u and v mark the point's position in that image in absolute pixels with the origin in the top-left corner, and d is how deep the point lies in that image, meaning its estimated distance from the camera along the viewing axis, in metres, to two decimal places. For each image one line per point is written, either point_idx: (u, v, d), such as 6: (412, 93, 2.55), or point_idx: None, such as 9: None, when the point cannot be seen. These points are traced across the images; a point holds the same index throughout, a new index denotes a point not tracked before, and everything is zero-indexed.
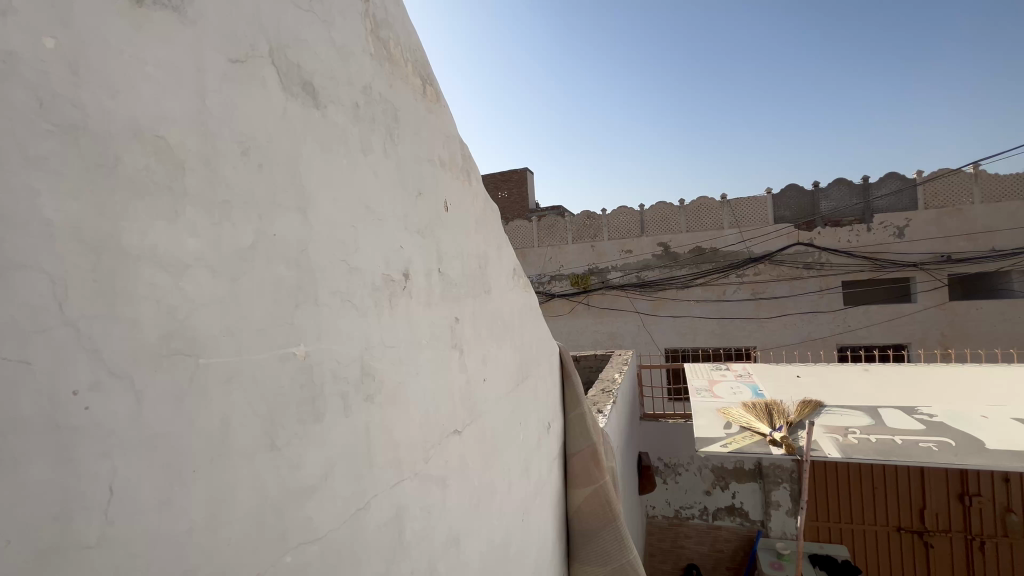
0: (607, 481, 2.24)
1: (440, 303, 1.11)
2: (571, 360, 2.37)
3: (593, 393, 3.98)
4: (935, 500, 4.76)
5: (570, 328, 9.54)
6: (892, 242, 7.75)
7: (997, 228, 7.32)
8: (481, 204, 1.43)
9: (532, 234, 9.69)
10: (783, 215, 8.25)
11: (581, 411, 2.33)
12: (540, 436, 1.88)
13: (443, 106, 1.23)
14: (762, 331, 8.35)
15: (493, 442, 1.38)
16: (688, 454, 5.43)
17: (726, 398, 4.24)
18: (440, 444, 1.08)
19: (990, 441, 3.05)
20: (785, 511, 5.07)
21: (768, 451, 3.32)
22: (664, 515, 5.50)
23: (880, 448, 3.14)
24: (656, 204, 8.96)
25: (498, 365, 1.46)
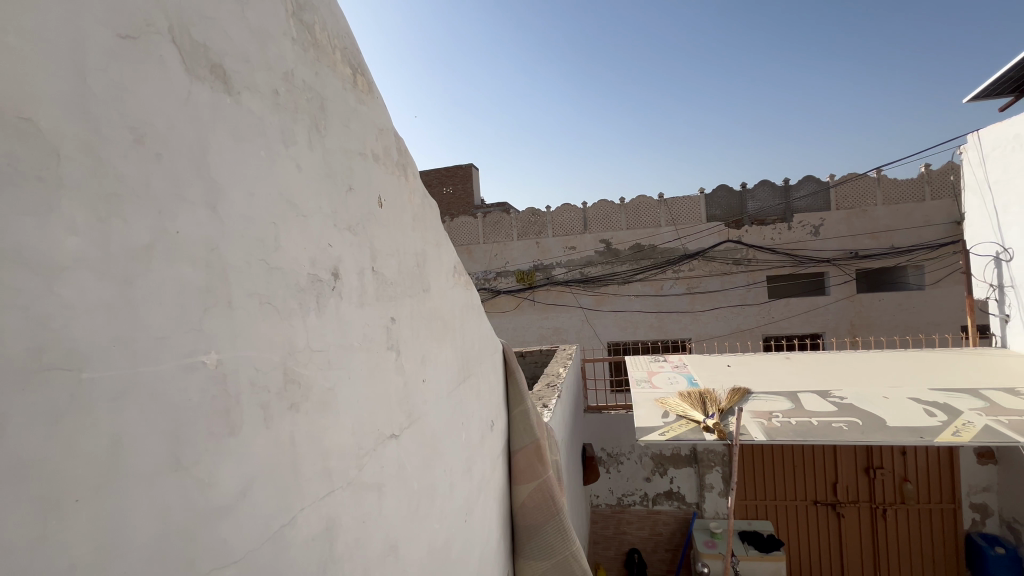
0: (550, 475, 2.27)
1: (374, 303, 1.06)
2: (514, 357, 2.37)
3: (538, 387, 4.03)
4: (845, 474, 5.23)
5: (515, 324, 9.58)
6: (809, 239, 8.42)
7: (896, 227, 8.14)
8: (419, 201, 1.40)
9: (477, 230, 9.63)
10: (715, 214, 8.74)
11: (525, 407, 2.34)
12: (483, 434, 1.86)
13: (377, 97, 1.18)
14: (696, 323, 8.82)
15: (433, 444, 1.35)
16: (629, 443, 5.63)
17: (664, 389, 4.44)
18: (376, 450, 1.03)
19: (891, 419, 3.37)
20: (717, 492, 5.39)
21: (701, 437, 3.50)
22: (608, 503, 5.67)
23: (799, 430, 3.40)
24: (598, 202, 9.19)
25: (438, 365, 1.42)
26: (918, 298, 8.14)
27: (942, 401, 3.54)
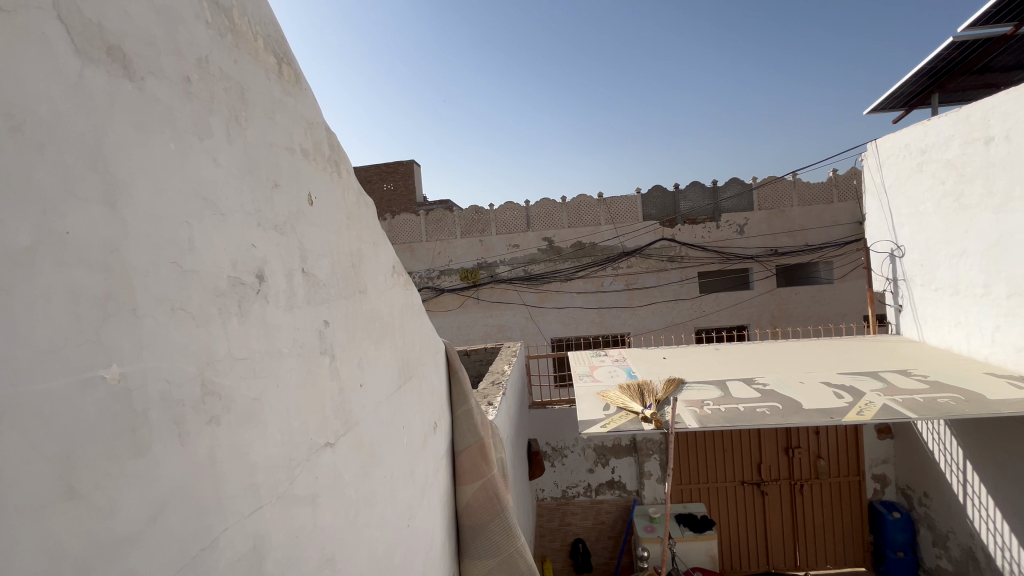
0: (495, 473, 2.27)
1: (304, 306, 1.01)
2: (457, 356, 2.36)
3: (483, 385, 4.02)
4: (768, 455, 5.65)
5: (460, 323, 9.51)
6: (734, 237, 9.01)
7: (809, 227, 8.89)
8: (353, 198, 1.34)
9: (419, 228, 9.44)
10: (650, 213, 9.13)
11: (468, 407, 2.32)
12: (426, 436, 1.83)
13: (305, 87, 1.12)
14: (635, 318, 9.18)
15: (373, 449, 1.31)
16: (573, 436, 5.76)
17: (605, 382, 4.59)
18: (309, 461, 0.98)
19: (806, 402, 3.68)
20: (655, 479, 5.65)
21: (640, 427, 3.65)
22: (552, 496, 5.78)
23: (727, 416, 3.62)
24: (540, 200, 9.30)
25: (376, 369, 1.38)
26: (828, 292, 8.94)
27: (848, 384, 3.92)
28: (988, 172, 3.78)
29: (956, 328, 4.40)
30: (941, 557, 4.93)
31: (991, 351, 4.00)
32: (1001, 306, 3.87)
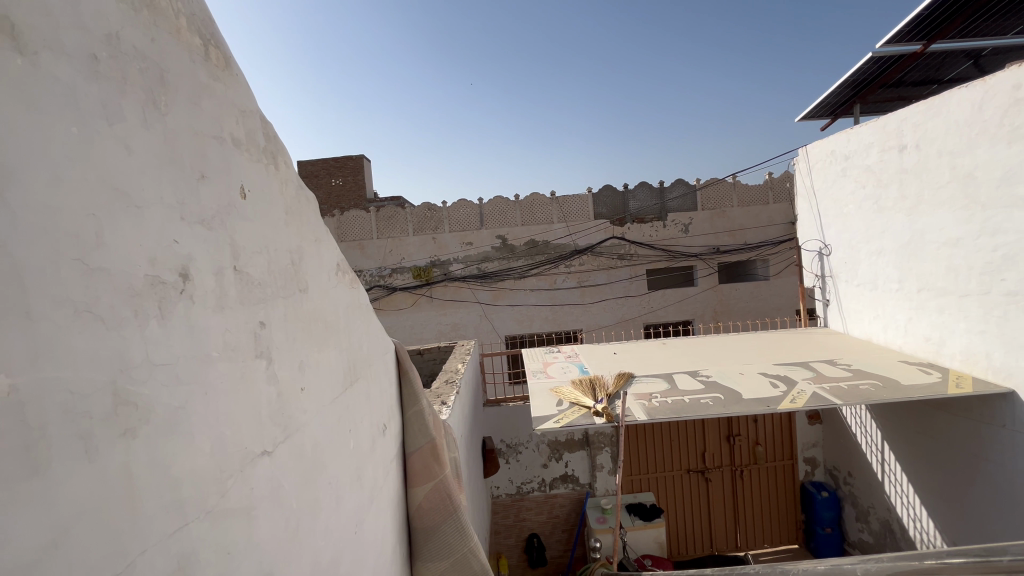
0: (448, 473, 2.24)
1: (237, 307, 0.94)
2: (408, 356, 2.31)
3: (436, 384, 3.96)
4: (712, 443, 5.93)
5: (412, 322, 9.34)
6: (680, 236, 9.37)
7: (748, 226, 9.41)
8: (292, 192, 1.28)
9: (369, 225, 9.16)
10: (601, 212, 9.33)
11: (420, 407, 2.28)
12: (374, 439, 1.78)
13: (236, 72, 1.05)
14: (587, 315, 9.37)
15: (316, 456, 1.25)
16: (527, 433, 5.80)
17: (558, 378, 4.65)
18: (243, 472, 0.92)
19: (745, 392, 3.88)
20: (607, 471, 5.80)
21: (592, 422, 3.72)
22: (507, 492, 5.80)
23: (674, 407, 3.76)
24: (494, 198, 9.28)
25: (319, 371, 1.32)
26: (765, 287, 9.49)
27: (782, 374, 4.17)
28: (903, 178, 4.13)
29: (875, 321, 4.79)
30: (863, 531, 5.35)
31: (904, 340, 4.38)
32: (913, 300, 4.25)
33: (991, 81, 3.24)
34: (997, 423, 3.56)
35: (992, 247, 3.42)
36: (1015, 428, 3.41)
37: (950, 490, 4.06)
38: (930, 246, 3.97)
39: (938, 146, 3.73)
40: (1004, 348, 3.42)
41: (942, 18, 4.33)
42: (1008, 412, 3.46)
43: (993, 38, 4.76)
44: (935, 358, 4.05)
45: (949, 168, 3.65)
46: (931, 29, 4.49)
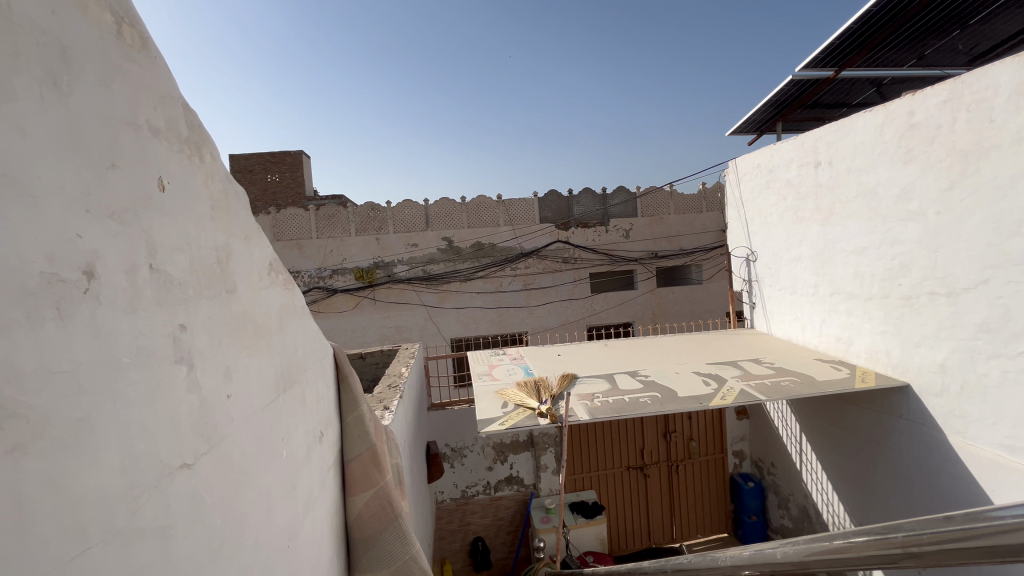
0: (389, 479, 2.18)
1: (154, 308, 0.87)
2: (347, 360, 2.23)
3: (379, 389, 3.85)
4: (650, 440, 6.17)
5: (353, 325, 9.01)
6: (621, 241, 9.71)
7: (683, 233, 9.92)
8: (220, 187, 1.20)
9: (308, 224, 8.76)
10: (546, 216, 9.49)
11: (360, 413, 2.21)
12: (310, 448, 1.70)
13: (154, 54, 0.97)
14: (532, 317, 9.48)
15: (245, 467, 1.18)
16: (472, 436, 5.76)
17: (503, 380, 4.66)
18: (159, 486, 0.85)
19: (680, 390, 4.08)
20: (551, 471, 5.87)
21: (536, 423, 3.76)
22: (452, 497, 5.73)
23: (614, 406, 3.87)
24: (439, 199, 9.17)
25: (248, 376, 1.24)
26: (699, 291, 10.03)
27: (714, 372, 4.43)
28: (818, 191, 4.51)
29: (794, 322, 5.20)
30: (784, 517, 5.75)
31: (819, 340, 4.78)
32: (826, 303, 4.64)
33: (890, 106, 3.62)
34: (895, 413, 3.96)
35: (891, 256, 3.81)
36: (910, 418, 3.82)
37: (857, 475, 4.47)
38: (840, 253, 4.36)
39: (847, 164, 4.11)
40: (901, 346, 3.82)
41: (850, 47, 4.79)
42: (904, 404, 3.86)
43: (892, 68, 5.32)
44: (845, 356, 4.45)
45: (857, 183, 4.04)
46: (841, 57, 4.95)
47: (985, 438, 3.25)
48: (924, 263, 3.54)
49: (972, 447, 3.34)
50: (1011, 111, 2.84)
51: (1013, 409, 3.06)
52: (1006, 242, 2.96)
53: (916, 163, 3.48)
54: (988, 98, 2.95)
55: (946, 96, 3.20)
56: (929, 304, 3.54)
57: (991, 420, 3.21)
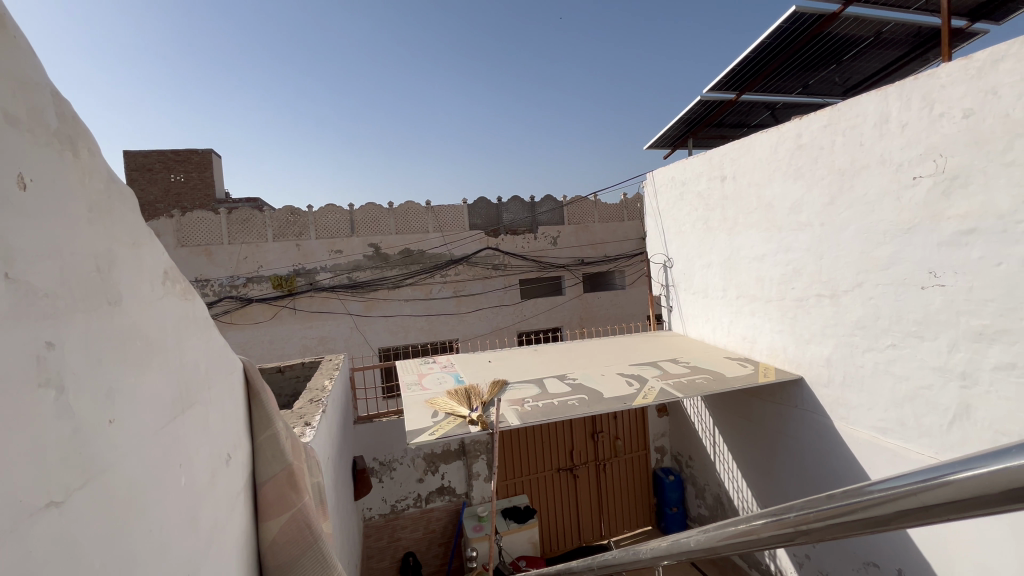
0: (308, 499, 2.04)
1: (11, 325, 0.76)
2: (259, 374, 2.09)
3: (299, 404, 3.62)
4: (578, 441, 6.35)
5: (271, 337, 8.42)
6: (549, 248, 9.96)
7: (607, 240, 10.38)
8: (100, 186, 1.08)
9: (218, 229, 8.08)
10: (476, 222, 9.52)
11: (274, 431, 2.05)
12: (215, 472, 1.55)
13: (14, 34, 0.85)
14: (463, 324, 9.42)
15: (134, 501, 1.06)
16: (401, 448, 5.59)
17: (433, 390, 4.57)
18: (16, 530, 0.74)
19: (606, 392, 4.23)
20: (483, 478, 5.84)
21: (467, 431, 3.72)
22: (380, 513, 5.51)
23: (544, 410, 3.94)
24: (365, 204, 8.87)
25: (136, 396, 1.11)
26: (622, 296, 10.53)
27: (636, 373, 4.65)
28: (725, 203, 4.92)
29: (706, 323, 5.59)
30: (701, 506, 6.11)
31: (728, 339, 5.19)
32: (733, 305, 5.05)
33: (782, 127, 4.04)
34: (792, 404, 4.39)
35: (786, 262, 4.23)
36: (804, 407, 4.25)
37: (761, 462, 4.88)
38: (744, 260, 4.78)
39: (748, 179, 4.52)
40: (795, 343, 4.25)
41: (749, 73, 5.28)
42: (799, 394, 4.29)
43: (783, 94, 5.95)
44: (749, 353, 4.87)
45: (757, 196, 4.44)
46: (741, 82, 5.44)
47: (864, 421, 3.69)
48: (812, 268, 3.96)
49: (854, 430, 3.78)
50: (878, 136, 3.26)
51: (885, 395, 3.51)
52: (876, 249, 3.39)
53: (804, 179, 3.90)
54: (860, 124, 3.38)
55: (826, 121, 3.63)
56: (817, 305, 3.98)
57: (867, 406, 3.66)
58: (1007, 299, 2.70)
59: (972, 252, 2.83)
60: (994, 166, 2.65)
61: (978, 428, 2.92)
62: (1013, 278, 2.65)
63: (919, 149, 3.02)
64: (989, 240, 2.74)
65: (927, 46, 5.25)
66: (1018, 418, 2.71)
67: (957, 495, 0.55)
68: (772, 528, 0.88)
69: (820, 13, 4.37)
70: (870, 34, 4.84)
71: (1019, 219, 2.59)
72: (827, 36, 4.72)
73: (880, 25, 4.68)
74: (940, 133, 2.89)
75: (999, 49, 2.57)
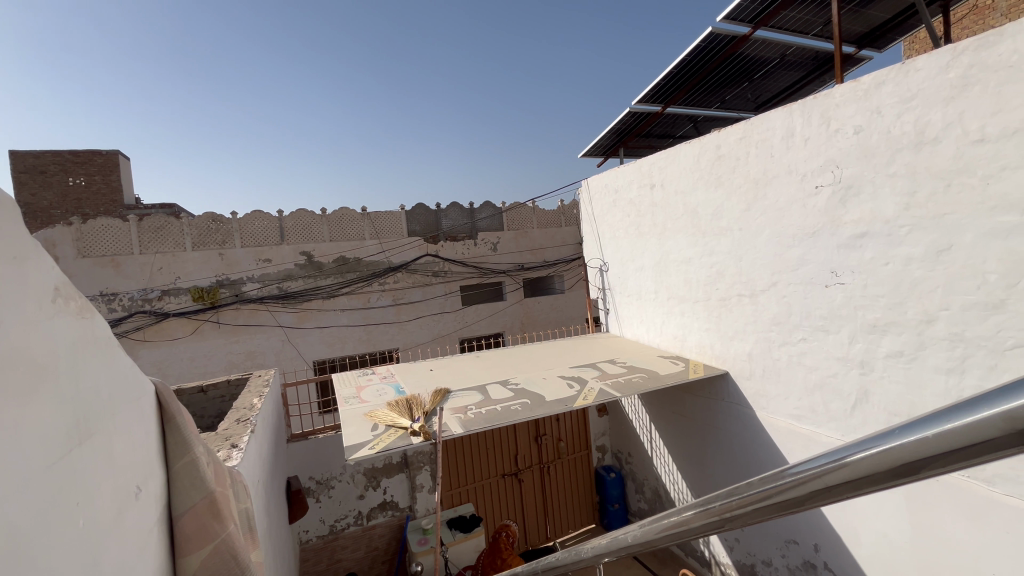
0: (234, 527, 1.88)
1: None
2: (174, 396, 1.92)
3: (224, 425, 3.36)
4: (522, 445, 6.39)
5: (191, 354, 7.78)
6: (489, 254, 10.00)
7: (546, 246, 10.60)
8: None
9: (127, 237, 7.35)
10: (414, 229, 9.35)
11: (193, 457, 1.88)
12: (123, 508, 1.40)
13: None
14: (403, 333, 9.21)
15: (17, 549, 0.94)
16: (340, 464, 5.35)
17: (372, 402, 4.41)
18: None
19: (548, 395, 4.29)
20: (427, 490, 5.70)
21: (409, 442, 3.63)
22: (319, 534, 5.24)
23: (487, 417, 3.93)
24: (295, 211, 8.44)
25: (20, 429, 0.99)
26: (562, 300, 10.77)
27: (576, 375, 4.76)
28: (654, 209, 5.17)
29: (641, 324, 5.84)
30: (640, 500, 6.31)
31: (660, 338, 5.44)
32: (664, 306, 5.31)
33: (704, 139, 4.32)
34: (719, 397, 4.68)
35: (710, 265, 4.51)
36: (730, 400, 4.55)
37: (694, 454, 5.14)
38: (673, 263, 5.04)
39: (674, 187, 4.79)
40: (720, 340, 4.54)
41: (673, 88, 5.59)
42: (726, 388, 4.57)
43: (703, 108, 6.36)
44: (680, 351, 5.14)
45: (684, 203, 4.71)
46: (666, 95, 5.75)
47: (781, 410, 4.00)
48: (733, 270, 4.26)
49: (773, 419, 4.08)
50: (786, 148, 3.57)
51: (798, 385, 3.82)
52: (787, 251, 3.71)
53: (724, 187, 4.19)
54: (770, 137, 3.68)
55: (742, 133, 3.92)
56: (738, 304, 4.27)
57: (783, 396, 3.97)
58: (895, 295, 3.04)
59: (866, 253, 3.16)
60: (881, 177, 2.99)
61: (876, 410, 3.26)
62: (899, 275, 2.99)
63: (820, 161, 3.34)
64: (879, 242, 3.08)
65: (823, 69, 5.86)
66: (907, 400, 3.06)
67: (854, 474, 0.60)
68: (701, 517, 0.91)
69: (733, 34, 4.73)
70: (776, 56, 5.31)
71: (902, 223, 2.93)
72: (739, 56, 5.12)
73: (784, 48, 5.15)
74: (837, 147, 3.22)
75: (881, 74, 2.90)
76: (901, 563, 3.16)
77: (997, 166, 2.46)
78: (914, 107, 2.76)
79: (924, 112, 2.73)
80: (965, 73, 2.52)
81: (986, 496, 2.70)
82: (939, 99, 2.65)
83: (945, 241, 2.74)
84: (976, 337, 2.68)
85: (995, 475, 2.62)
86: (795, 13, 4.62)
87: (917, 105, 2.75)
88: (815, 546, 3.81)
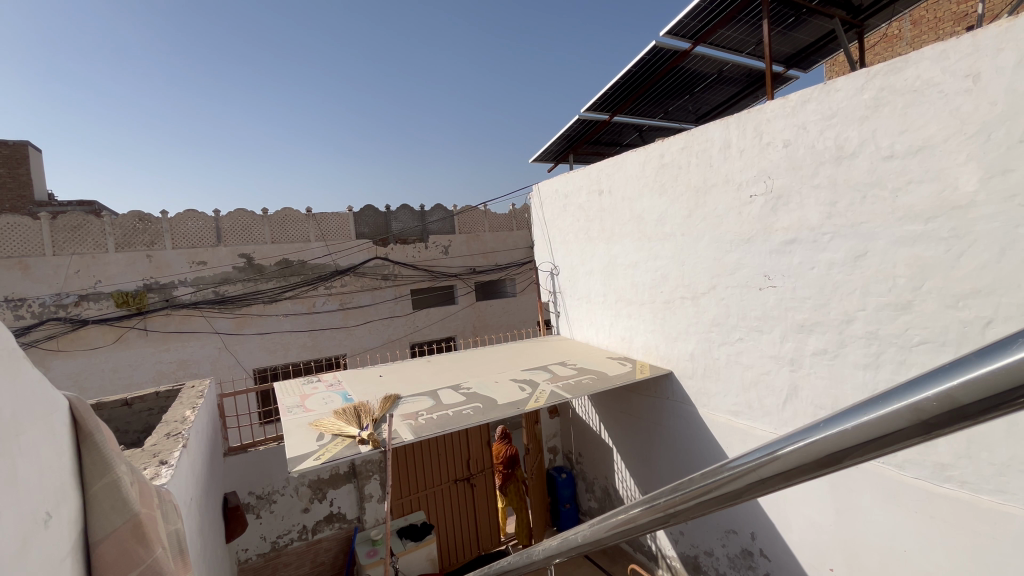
0: (161, 551, 1.74)
1: None
2: (91, 411, 1.76)
3: (151, 440, 3.09)
4: (475, 450, 6.37)
5: (114, 364, 7.17)
6: (440, 257, 9.90)
7: (497, 249, 10.65)
8: None
9: (38, 236, 6.67)
10: (362, 231, 9.10)
11: (115, 477, 1.72)
12: (26, 539, 1.25)
13: None
14: (350, 338, 8.93)
15: None
16: (282, 478, 5.09)
17: (317, 411, 4.23)
18: None
19: (500, 398, 4.29)
20: (376, 500, 5.52)
21: (356, 451, 3.51)
22: (259, 552, 4.97)
23: (438, 422, 3.87)
24: (233, 211, 7.98)
25: None
26: (513, 303, 10.86)
27: (528, 378, 4.79)
28: (603, 214, 5.30)
29: (590, 326, 5.96)
30: (591, 499, 6.44)
31: (609, 339, 5.58)
32: (612, 309, 5.45)
33: (649, 147, 4.50)
34: (664, 396, 4.86)
35: (655, 268, 4.69)
36: (674, 399, 4.72)
37: (642, 452, 5.30)
38: (620, 266, 5.19)
39: (622, 193, 4.94)
40: (665, 341, 4.72)
41: (618, 97, 5.77)
42: (670, 387, 4.76)
43: (648, 118, 6.60)
44: (628, 353, 5.29)
45: (630, 209, 4.88)
46: (613, 104, 5.91)
47: (720, 407, 4.21)
48: (675, 274, 4.45)
49: (714, 416, 4.28)
50: (723, 159, 3.77)
51: (735, 383, 4.05)
52: (725, 256, 3.91)
53: (667, 193, 4.36)
54: (709, 148, 3.87)
55: (684, 143, 4.10)
56: (682, 306, 4.45)
57: (723, 394, 4.17)
58: (820, 296, 3.29)
59: (794, 258, 3.40)
60: (808, 188, 3.22)
61: (804, 404, 3.50)
62: (823, 278, 3.23)
63: (754, 171, 3.56)
64: (806, 248, 3.32)
65: (756, 86, 6.27)
66: (832, 394, 3.30)
67: (784, 466, 0.63)
68: (647, 513, 0.93)
69: (674, 49, 4.95)
70: (713, 71, 5.62)
71: (826, 231, 3.17)
72: (681, 69, 5.36)
73: (721, 63, 5.45)
74: (769, 158, 3.43)
75: (807, 92, 3.13)
76: (826, 546, 3.41)
77: (904, 180, 2.72)
78: (834, 124, 3.01)
79: (843, 130, 2.97)
80: (878, 95, 2.77)
81: (897, 479, 2.96)
82: (856, 118, 2.89)
83: (861, 247, 2.99)
84: (887, 334, 2.94)
85: (905, 460, 2.89)
86: (730, 32, 4.90)
87: (838, 122, 2.99)
88: (751, 535, 4.03)
